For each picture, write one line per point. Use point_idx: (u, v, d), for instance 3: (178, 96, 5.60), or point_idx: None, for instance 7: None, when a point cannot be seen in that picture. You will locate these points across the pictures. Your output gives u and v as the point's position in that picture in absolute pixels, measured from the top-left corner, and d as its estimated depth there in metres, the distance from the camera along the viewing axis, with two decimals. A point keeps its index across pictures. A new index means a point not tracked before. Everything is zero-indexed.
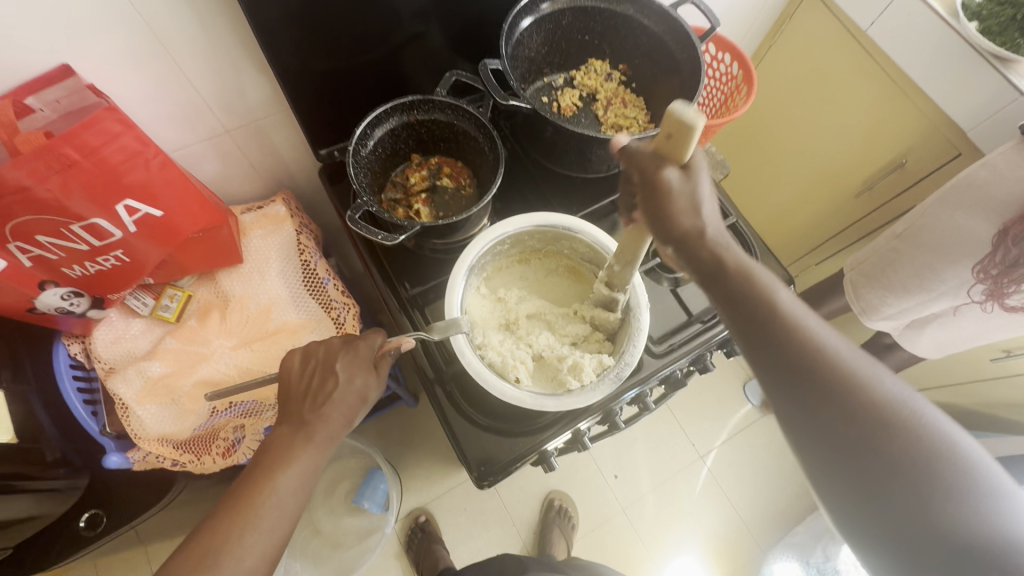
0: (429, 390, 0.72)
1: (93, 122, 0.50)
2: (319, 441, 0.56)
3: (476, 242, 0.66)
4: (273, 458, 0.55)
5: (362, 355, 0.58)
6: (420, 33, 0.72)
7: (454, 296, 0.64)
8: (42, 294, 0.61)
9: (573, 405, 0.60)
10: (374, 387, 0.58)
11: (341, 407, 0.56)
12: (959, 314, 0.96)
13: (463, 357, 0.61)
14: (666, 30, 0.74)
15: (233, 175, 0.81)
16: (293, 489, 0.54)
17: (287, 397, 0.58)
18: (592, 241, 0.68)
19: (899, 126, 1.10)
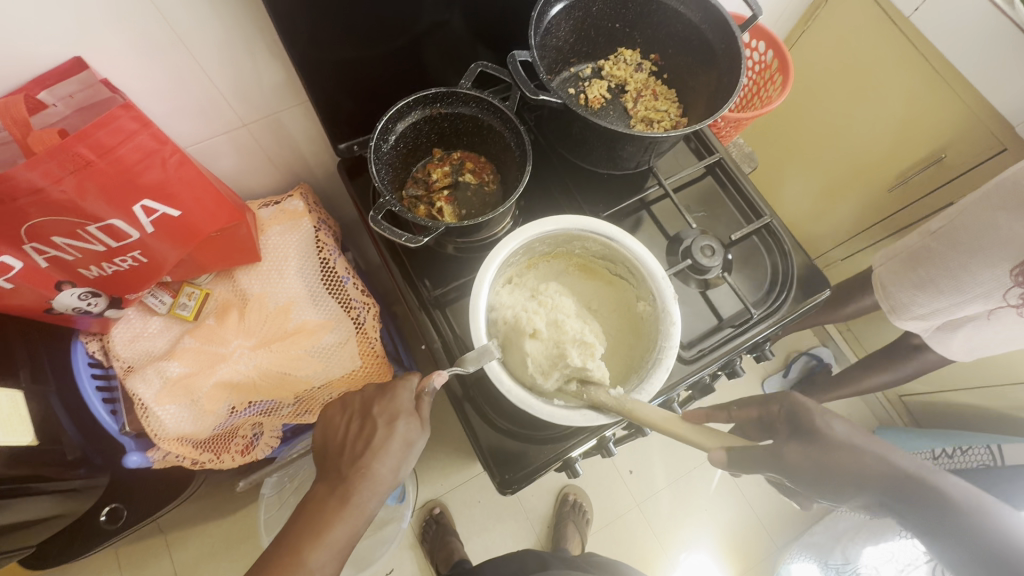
0: (457, 408, 0.70)
1: (107, 121, 0.47)
2: (354, 503, 0.56)
3: (490, 264, 0.62)
4: (309, 523, 0.55)
5: (401, 401, 0.60)
6: (443, 21, 0.68)
7: (479, 321, 0.60)
8: (59, 294, 0.59)
9: (624, 413, 0.58)
10: (417, 433, 0.58)
11: (376, 455, 0.57)
12: (993, 318, 0.89)
13: (501, 383, 0.58)
14: (703, 18, 0.70)
15: (251, 169, 0.79)
16: (332, 551, 0.55)
17: (329, 452, 0.61)
18: (607, 241, 0.65)
19: (941, 118, 1.05)
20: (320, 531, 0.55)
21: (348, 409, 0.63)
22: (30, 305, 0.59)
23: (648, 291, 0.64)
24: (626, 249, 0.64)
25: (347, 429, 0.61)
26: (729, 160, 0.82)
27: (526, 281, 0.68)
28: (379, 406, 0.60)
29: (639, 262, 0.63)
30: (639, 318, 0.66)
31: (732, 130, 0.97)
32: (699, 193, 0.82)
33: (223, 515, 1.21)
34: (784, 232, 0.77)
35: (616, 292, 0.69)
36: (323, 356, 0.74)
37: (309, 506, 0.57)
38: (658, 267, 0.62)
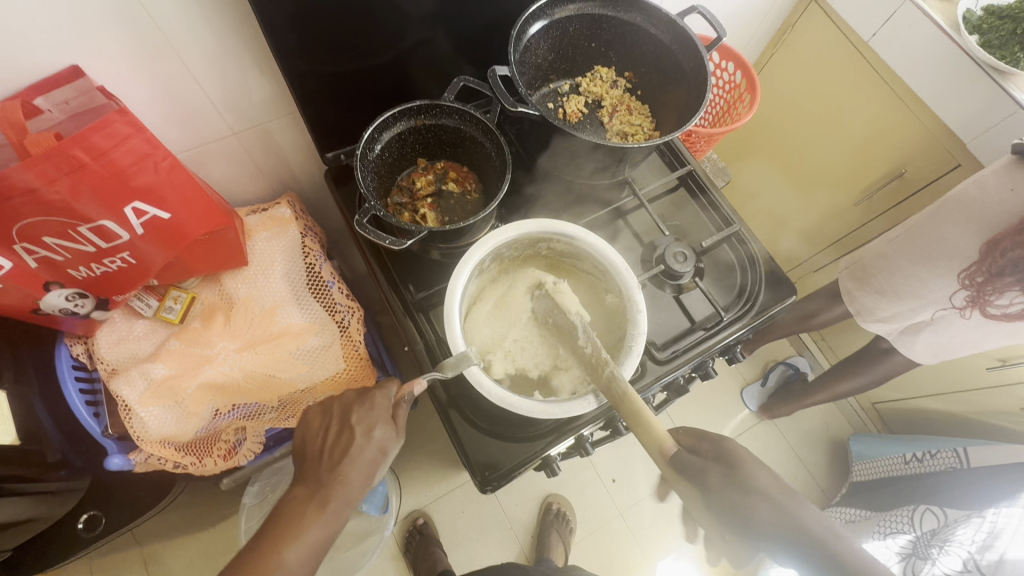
0: (442, 414, 0.71)
1: (103, 125, 0.49)
2: (333, 508, 0.57)
3: (459, 274, 0.65)
4: (285, 529, 0.55)
5: (378, 410, 0.61)
6: (427, 38, 0.72)
7: (455, 329, 0.63)
8: (47, 294, 0.60)
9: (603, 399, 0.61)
10: (393, 438, 0.60)
11: (354, 460, 0.58)
12: (946, 321, 0.94)
13: (481, 387, 0.61)
14: (672, 39, 0.75)
15: (240, 178, 0.81)
16: (309, 554, 0.55)
17: (307, 458, 0.61)
18: (569, 238, 0.68)
19: (900, 136, 1.12)
20: (300, 535, 0.55)
21: (327, 415, 0.63)
22: (16, 305, 0.60)
23: (613, 283, 0.68)
24: (587, 245, 0.67)
25: (323, 436, 0.61)
26: (700, 172, 0.87)
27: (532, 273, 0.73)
28: (358, 413, 0.61)
29: (601, 257, 0.67)
30: (609, 308, 0.70)
31: (704, 144, 1.02)
32: (672, 203, 0.86)
33: (201, 528, 1.19)
34: (751, 239, 0.82)
35: (585, 285, 0.73)
36: (308, 359, 0.75)
37: (282, 512, 0.57)
38: (626, 267, 0.66)
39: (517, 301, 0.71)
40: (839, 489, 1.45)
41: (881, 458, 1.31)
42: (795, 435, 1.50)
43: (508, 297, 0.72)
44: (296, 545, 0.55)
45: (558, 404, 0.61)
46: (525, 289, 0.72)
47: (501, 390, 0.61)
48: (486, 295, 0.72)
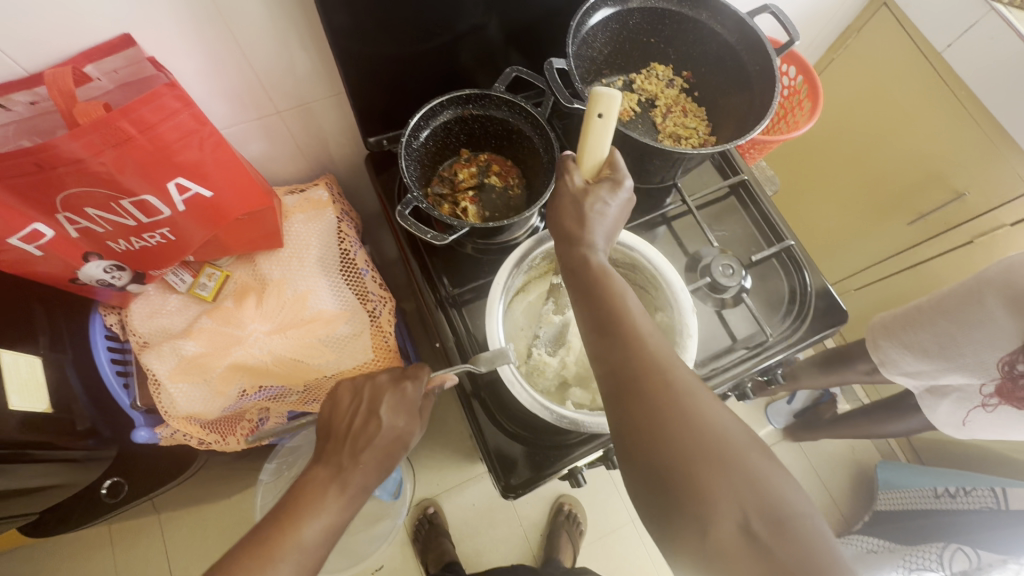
0: (466, 407, 0.70)
1: (152, 98, 0.48)
2: (352, 492, 0.53)
3: (505, 267, 0.63)
4: (303, 502, 0.51)
5: (409, 397, 0.60)
6: (481, 24, 0.69)
7: (494, 323, 0.61)
8: (86, 265, 0.60)
9: None
10: (414, 431, 0.59)
11: (378, 451, 0.55)
12: (976, 393, 0.84)
13: (513, 390, 0.58)
14: (739, 39, 0.70)
15: (279, 157, 0.80)
16: (325, 528, 0.50)
17: (332, 435, 0.57)
18: (627, 249, 0.65)
19: (967, 157, 1.07)
20: (320, 507, 0.51)
21: (355, 397, 0.60)
22: (57, 273, 0.60)
23: (665, 300, 0.64)
24: (645, 258, 0.65)
25: (352, 417, 0.57)
26: (754, 182, 0.83)
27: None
28: (388, 402, 0.59)
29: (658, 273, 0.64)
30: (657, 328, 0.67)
31: (756, 152, 0.98)
32: (722, 212, 0.83)
33: (218, 498, 1.21)
34: (804, 256, 0.78)
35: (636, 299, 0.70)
36: (338, 346, 0.74)
37: (301, 487, 0.53)
38: (682, 290, 0.62)
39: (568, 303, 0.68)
40: (861, 515, 1.40)
41: (909, 488, 1.27)
42: (820, 458, 1.45)
43: (558, 294, 0.69)
44: (312, 522, 0.50)
45: (592, 417, 0.58)
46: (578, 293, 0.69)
47: (533, 395, 0.58)
48: (533, 292, 0.70)
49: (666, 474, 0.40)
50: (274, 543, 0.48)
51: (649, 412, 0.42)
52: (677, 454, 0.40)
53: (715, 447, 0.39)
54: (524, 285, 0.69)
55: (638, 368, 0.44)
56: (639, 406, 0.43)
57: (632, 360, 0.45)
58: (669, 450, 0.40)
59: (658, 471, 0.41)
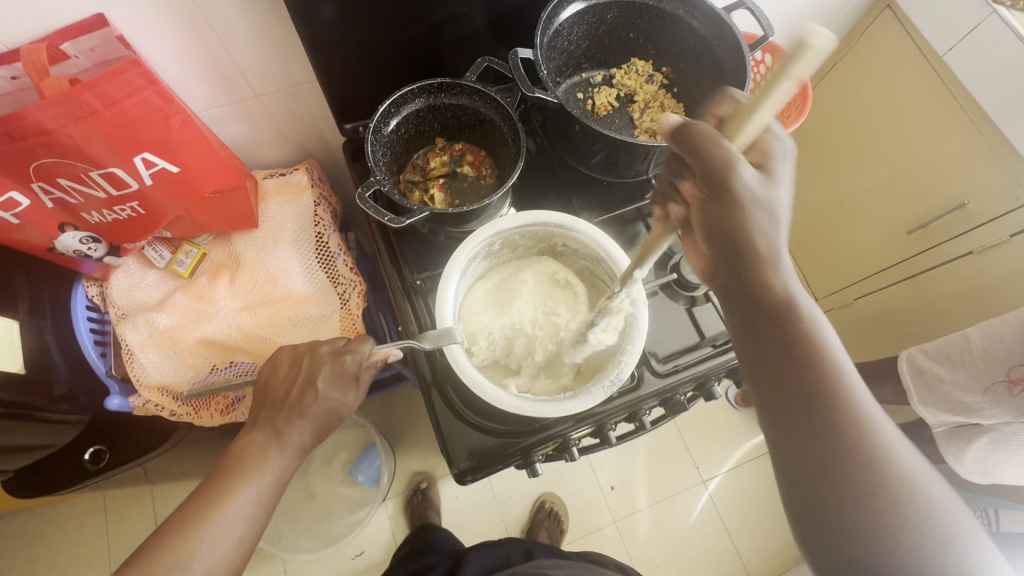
0: (424, 392, 0.71)
1: (116, 74, 0.50)
2: (288, 455, 0.56)
3: (463, 249, 0.63)
4: (235, 470, 0.54)
5: (345, 368, 0.58)
6: (456, 14, 0.70)
7: (445, 303, 0.62)
8: (62, 235, 0.63)
9: (573, 410, 0.58)
10: (351, 401, 0.59)
11: (314, 419, 0.57)
12: (1010, 433, 0.85)
13: (457, 368, 0.59)
14: (714, 34, 0.70)
15: (262, 141, 0.82)
16: (257, 490, 0.54)
17: (268, 399, 0.59)
18: (584, 239, 0.65)
19: (970, 165, 1.04)
20: (250, 476, 0.54)
21: (296, 364, 0.59)
22: (35, 241, 0.63)
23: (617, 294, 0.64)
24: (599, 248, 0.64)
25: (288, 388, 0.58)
26: None
27: (546, 262, 0.70)
28: (325, 374, 0.57)
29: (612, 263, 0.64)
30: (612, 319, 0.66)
31: None
32: None
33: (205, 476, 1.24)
34: None
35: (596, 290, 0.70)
36: (306, 327, 0.76)
37: (236, 454, 0.56)
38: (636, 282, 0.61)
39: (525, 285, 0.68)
40: None
41: None
42: None
43: (516, 278, 0.69)
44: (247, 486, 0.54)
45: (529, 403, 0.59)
46: (537, 276, 0.69)
47: (477, 375, 0.59)
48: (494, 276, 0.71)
49: (796, 429, 0.43)
50: (208, 511, 0.51)
51: (804, 409, 0.42)
52: (819, 429, 0.42)
53: (849, 422, 0.42)
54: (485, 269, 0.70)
55: (794, 350, 0.43)
56: (786, 389, 0.43)
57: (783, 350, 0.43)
58: (812, 424, 0.42)
59: (792, 426, 0.43)
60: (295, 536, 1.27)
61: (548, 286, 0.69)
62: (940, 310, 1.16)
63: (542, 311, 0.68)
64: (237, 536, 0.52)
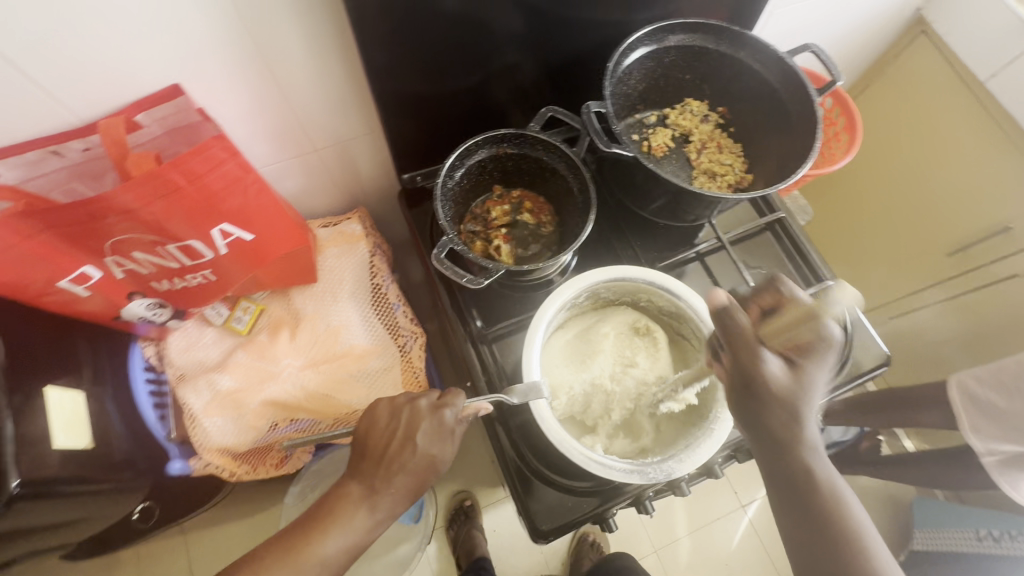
0: (491, 432, 0.70)
1: (201, 151, 0.48)
2: (380, 514, 0.52)
3: (554, 298, 0.62)
4: (324, 521, 0.51)
5: (445, 424, 0.53)
6: (519, 64, 0.70)
7: (533, 355, 0.60)
8: (129, 303, 0.61)
9: (659, 476, 0.57)
10: (447, 458, 0.53)
11: (410, 479, 0.52)
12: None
13: (543, 423, 0.58)
14: (779, 78, 0.69)
15: (315, 191, 0.81)
16: (346, 542, 0.51)
17: (368, 452, 0.53)
18: (672, 297, 0.64)
19: (1015, 190, 1.04)
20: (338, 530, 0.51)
21: (395, 414, 0.54)
22: (101, 311, 0.61)
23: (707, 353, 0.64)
24: (690, 308, 0.64)
25: (388, 440, 0.53)
26: (791, 221, 0.81)
27: (626, 313, 0.70)
28: (425, 426, 0.53)
29: (704, 324, 0.63)
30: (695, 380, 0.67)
31: (790, 183, 0.97)
32: (757, 249, 0.81)
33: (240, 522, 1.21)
34: None
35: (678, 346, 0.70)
36: (369, 381, 0.74)
37: (326, 506, 0.52)
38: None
39: (606, 337, 0.67)
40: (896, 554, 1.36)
41: (951, 529, 1.23)
42: None
43: (597, 329, 0.68)
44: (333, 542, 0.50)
45: (616, 466, 0.57)
46: (617, 328, 0.68)
47: (565, 434, 0.57)
48: (575, 326, 0.70)
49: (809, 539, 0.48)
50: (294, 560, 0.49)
51: (803, 507, 0.48)
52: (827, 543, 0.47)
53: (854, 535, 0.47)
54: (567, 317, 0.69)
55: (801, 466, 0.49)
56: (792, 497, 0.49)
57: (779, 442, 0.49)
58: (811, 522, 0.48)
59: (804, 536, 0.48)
60: None
61: (628, 336, 0.68)
62: (989, 333, 1.15)
63: (622, 364, 0.67)
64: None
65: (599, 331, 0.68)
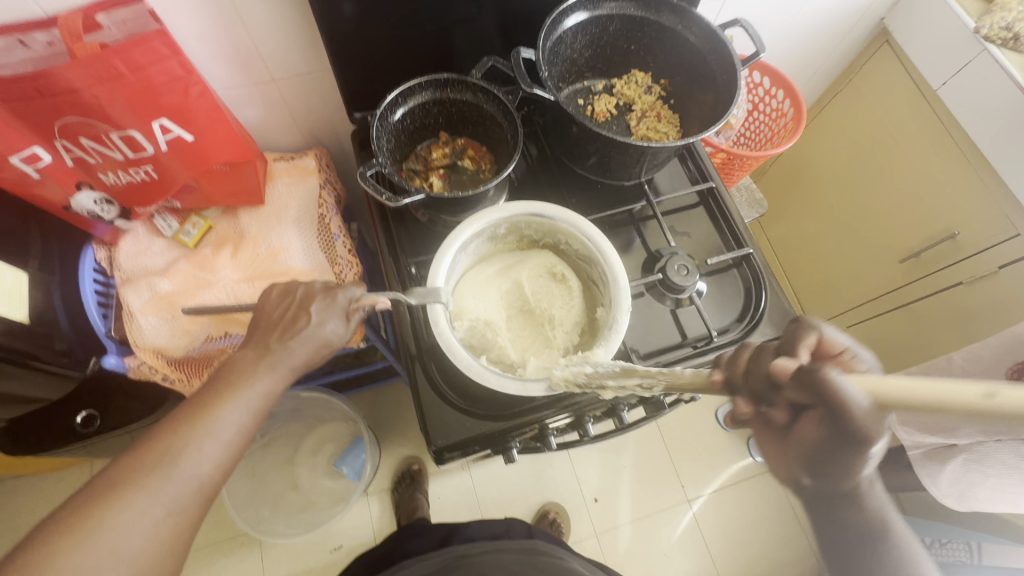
0: (408, 364, 0.73)
1: (143, 42, 0.54)
2: (280, 370, 0.57)
3: (471, 222, 0.66)
4: (227, 381, 0.55)
5: (337, 303, 0.62)
6: (470, 17, 0.75)
7: (440, 266, 0.64)
8: (78, 195, 0.67)
9: (534, 391, 0.59)
10: (339, 335, 0.62)
11: (308, 343, 0.59)
12: (983, 453, 0.84)
13: (435, 325, 0.62)
14: (709, 48, 0.74)
15: (275, 124, 0.86)
16: (241, 411, 0.53)
17: (259, 322, 0.61)
18: (585, 237, 0.67)
19: (962, 196, 1.06)
20: (237, 389, 0.54)
21: (288, 295, 0.62)
22: (52, 198, 0.66)
23: (609, 296, 0.66)
24: (599, 251, 0.67)
25: (281, 309, 0.61)
26: (722, 191, 0.85)
27: (546, 257, 0.73)
28: (317, 304, 0.61)
29: (607, 264, 0.65)
30: (596, 322, 0.69)
31: (738, 168, 1.02)
32: (689, 218, 0.85)
33: None
34: (763, 266, 0.79)
35: (588, 292, 0.72)
36: None
37: (229, 367, 0.56)
38: (625, 287, 0.63)
39: (523, 276, 0.71)
40: None
41: None
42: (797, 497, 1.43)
43: (516, 266, 0.72)
44: (247, 394, 0.54)
45: (496, 376, 0.60)
46: (536, 270, 0.72)
47: (453, 338, 0.61)
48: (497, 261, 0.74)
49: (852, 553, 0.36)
50: (194, 419, 0.51)
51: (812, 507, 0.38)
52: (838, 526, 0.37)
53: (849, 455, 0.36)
54: (488, 250, 0.74)
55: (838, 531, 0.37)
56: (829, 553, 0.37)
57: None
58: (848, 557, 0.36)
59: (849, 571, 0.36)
60: (273, 521, 1.26)
61: (545, 278, 0.72)
62: (935, 340, 1.17)
63: (533, 302, 0.70)
64: (225, 439, 0.51)
65: (518, 271, 0.71)
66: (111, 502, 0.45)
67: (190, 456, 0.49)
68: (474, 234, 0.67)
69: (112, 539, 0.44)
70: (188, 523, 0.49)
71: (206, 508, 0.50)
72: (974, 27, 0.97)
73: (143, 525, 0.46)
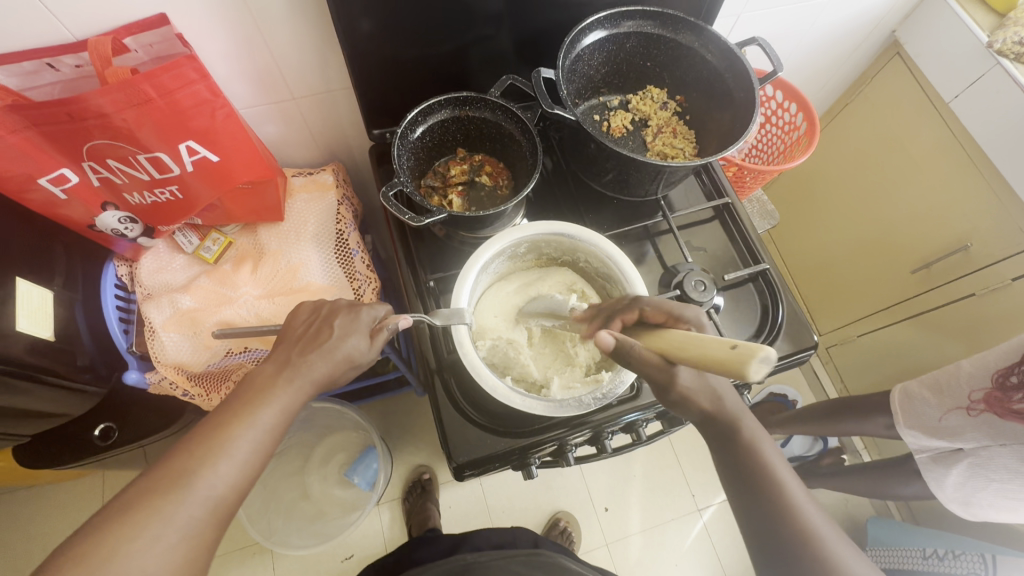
0: (427, 379, 0.73)
1: (174, 68, 0.55)
2: (299, 384, 0.57)
3: (493, 242, 0.66)
4: (250, 397, 0.55)
5: (361, 321, 0.62)
6: (489, 35, 0.75)
7: (463, 287, 0.65)
8: (103, 214, 0.68)
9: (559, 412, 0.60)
10: (362, 351, 0.62)
11: (331, 360, 0.59)
12: (987, 457, 0.87)
13: (460, 347, 0.62)
14: (726, 66, 0.74)
15: (293, 140, 0.87)
16: (258, 432, 0.53)
17: (284, 339, 0.61)
18: (605, 256, 0.68)
19: (974, 208, 1.06)
20: (260, 406, 0.55)
21: (315, 313, 0.63)
22: (77, 217, 0.67)
23: None
24: (619, 270, 0.67)
25: (306, 324, 0.62)
26: (738, 206, 0.85)
27: (566, 275, 0.74)
28: (342, 319, 0.62)
29: (627, 284, 0.66)
30: None
31: (751, 181, 1.02)
32: (704, 233, 0.85)
33: None
34: (780, 281, 0.79)
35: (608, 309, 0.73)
36: None
37: (251, 384, 0.57)
38: None
39: (543, 294, 0.71)
40: None
41: (900, 547, 1.22)
42: None
43: (536, 284, 0.73)
44: (266, 411, 0.54)
45: (521, 397, 0.61)
46: (555, 288, 0.72)
47: (478, 359, 0.62)
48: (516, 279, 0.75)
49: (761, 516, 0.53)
50: (218, 435, 0.51)
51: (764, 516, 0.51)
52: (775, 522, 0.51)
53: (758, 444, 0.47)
54: (508, 269, 0.74)
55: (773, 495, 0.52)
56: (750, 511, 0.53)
57: (762, 488, 0.52)
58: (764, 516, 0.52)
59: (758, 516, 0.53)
60: (286, 532, 1.27)
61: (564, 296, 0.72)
62: (946, 351, 1.17)
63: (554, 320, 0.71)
64: (241, 458, 0.51)
65: (538, 290, 0.72)
66: (134, 523, 0.45)
67: (206, 476, 0.49)
68: (496, 255, 0.68)
69: (139, 557, 0.45)
70: (207, 541, 0.49)
71: (224, 529, 0.50)
72: (987, 41, 0.98)
73: (161, 547, 0.46)
